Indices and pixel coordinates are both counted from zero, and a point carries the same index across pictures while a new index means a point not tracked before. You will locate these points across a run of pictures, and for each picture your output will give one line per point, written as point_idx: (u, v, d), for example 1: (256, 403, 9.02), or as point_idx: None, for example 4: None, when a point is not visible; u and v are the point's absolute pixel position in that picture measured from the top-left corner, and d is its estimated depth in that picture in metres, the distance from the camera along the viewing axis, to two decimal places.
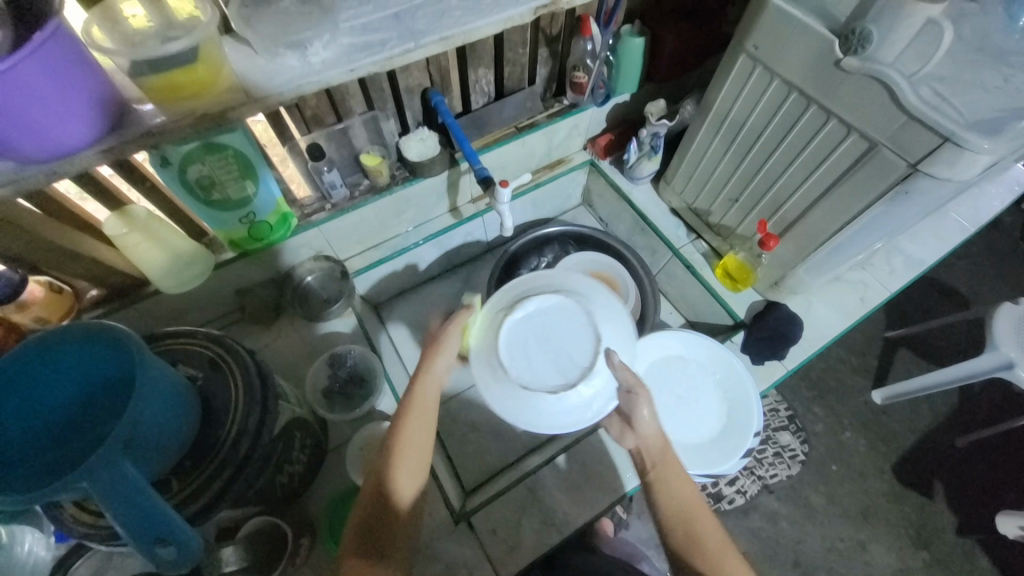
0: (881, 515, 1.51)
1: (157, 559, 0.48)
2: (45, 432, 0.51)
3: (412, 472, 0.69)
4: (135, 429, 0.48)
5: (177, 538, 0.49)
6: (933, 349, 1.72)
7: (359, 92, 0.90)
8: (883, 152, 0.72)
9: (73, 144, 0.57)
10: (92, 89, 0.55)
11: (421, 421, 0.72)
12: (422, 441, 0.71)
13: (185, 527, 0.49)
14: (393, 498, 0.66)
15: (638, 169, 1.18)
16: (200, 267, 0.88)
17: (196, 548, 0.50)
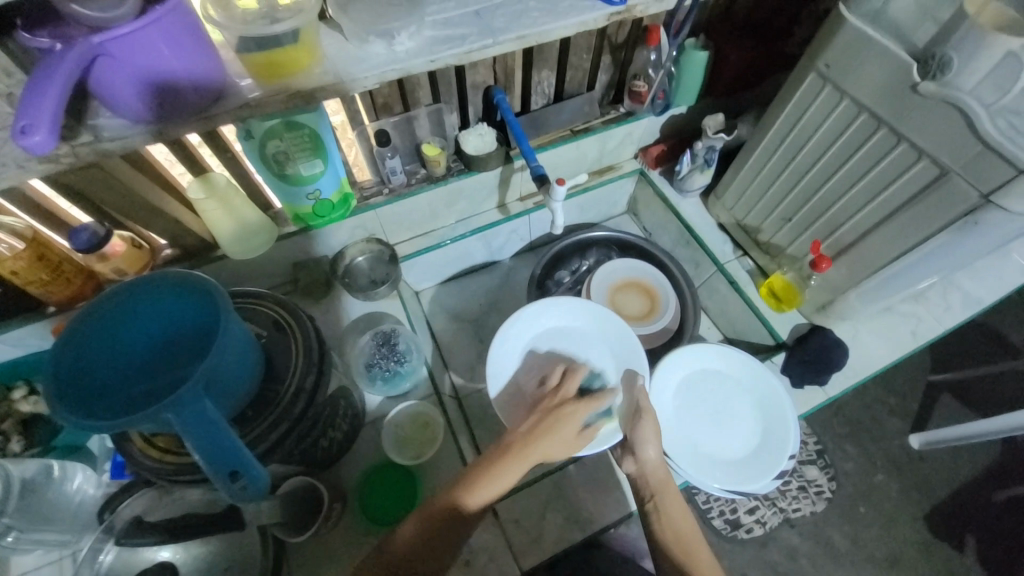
0: (909, 565, 1.44)
1: (231, 490, 0.52)
2: (135, 366, 0.56)
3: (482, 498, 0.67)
4: (217, 370, 0.52)
5: (248, 475, 0.52)
6: (980, 398, 1.64)
7: (428, 84, 0.95)
8: (954, 180, 0.71)
9: (177, 108, 0.62)
10: (204, 65, 0.60)
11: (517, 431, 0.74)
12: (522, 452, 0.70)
13: (254, 464, 0.53)
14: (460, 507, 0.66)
15: (688, 180, 1.18)
16: (265, 237, 0.93)
17: (267, 482, 0.54)
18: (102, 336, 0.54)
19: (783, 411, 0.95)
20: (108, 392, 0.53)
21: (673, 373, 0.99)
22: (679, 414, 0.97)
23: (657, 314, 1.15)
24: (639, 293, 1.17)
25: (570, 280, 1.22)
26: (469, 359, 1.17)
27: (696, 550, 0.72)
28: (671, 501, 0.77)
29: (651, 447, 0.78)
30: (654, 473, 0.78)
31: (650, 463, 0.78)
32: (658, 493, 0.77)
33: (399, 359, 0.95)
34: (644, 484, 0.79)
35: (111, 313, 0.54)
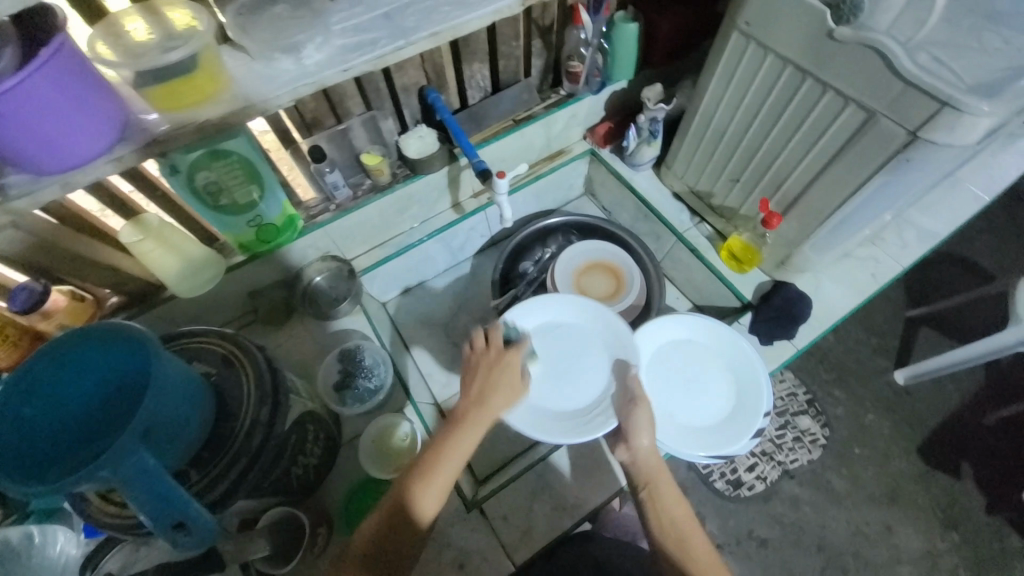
0: (907, 498, 1.48)
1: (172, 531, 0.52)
2: (72, 429, 0.53)
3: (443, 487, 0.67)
4: (155, 420, 0.51)
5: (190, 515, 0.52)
6: (957, 326, 1.67)
7: (357, 93, 0.92)
8: (882, 121, 0.71)
9: (83, 155, 0.60)
10: (101, 105, 0.58)
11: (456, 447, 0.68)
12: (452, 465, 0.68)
13: (195, 504, 0.52)
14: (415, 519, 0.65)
15: (638, 154, 1.18)
16: (213, 271, 0.91)
17: (208, 522, 0.54)
18: (33, 399, 0.52)
19: (753, 373, 0.96)
20: (48, 461, 0.51)
21: (642, 349, 1.00)
22: (654, 387, 0.98)
23: (624, 291, 1.15)
24: (604, 273, 1.17)
25: (535, 270, 1.20)
26: (445, 362, 1.17)
27: (693, 538, 0.72)
28: (665, 490, 0.76)
29: (645, 435, 0.78)
30: (645, 460, 0.78)
31: (643, 451, 0.78)
32: (652, 482, 0.77)
33: (368, 375, 0.94)
34: (637, 474, 0.78)
35: (42, 372, 0.53)
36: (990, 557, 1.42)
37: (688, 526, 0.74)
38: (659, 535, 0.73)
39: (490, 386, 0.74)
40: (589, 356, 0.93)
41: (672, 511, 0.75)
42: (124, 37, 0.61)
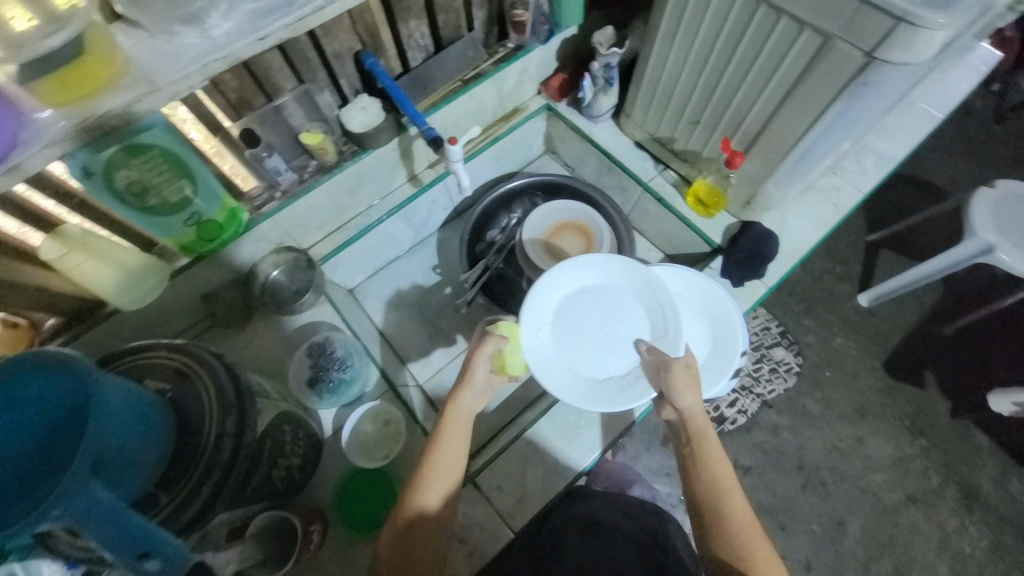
0: (876, 412, 1.57)
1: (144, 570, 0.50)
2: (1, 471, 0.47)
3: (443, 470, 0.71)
4: (104, 449, 0.48)
5: (163, 551, 0.50)
6: (916, 245, 1.73)
7: (284, 65, 0.84)
8: (838, 44, 0.69)
9: None
10: None
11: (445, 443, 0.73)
12: (449, 452, 0.72)
13: (166, 538, 0.50)
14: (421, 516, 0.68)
15: (595, 106, 1.13)
16: (155, 279, 0.84)
17: (184, 553, 0.51)
18: None
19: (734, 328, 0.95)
20: None
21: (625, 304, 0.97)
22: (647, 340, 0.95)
23: (594, 250, 1.13)
24: (574, 232, 1.14)
25: (503, 238, 1.17)
26: (421, 343, 1.15)
27: (731, 500, 0.71)
28: (713, 447, 0.74)
29: (690, 396, 0.76)
30: (694, 417, 0.76)
31: (689, 410, 0.76)
32: (700, 439, 0.75)
33: (341, 367, 0.91)
34: (684, 429, 0.77)
35: None
36: (956, 455, 1.52)
37: (731, 486, 0.72)
38: (700, 492, 0.73)
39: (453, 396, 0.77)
40: (624, 317, 0.87)
41: (719, 469, 0.73)
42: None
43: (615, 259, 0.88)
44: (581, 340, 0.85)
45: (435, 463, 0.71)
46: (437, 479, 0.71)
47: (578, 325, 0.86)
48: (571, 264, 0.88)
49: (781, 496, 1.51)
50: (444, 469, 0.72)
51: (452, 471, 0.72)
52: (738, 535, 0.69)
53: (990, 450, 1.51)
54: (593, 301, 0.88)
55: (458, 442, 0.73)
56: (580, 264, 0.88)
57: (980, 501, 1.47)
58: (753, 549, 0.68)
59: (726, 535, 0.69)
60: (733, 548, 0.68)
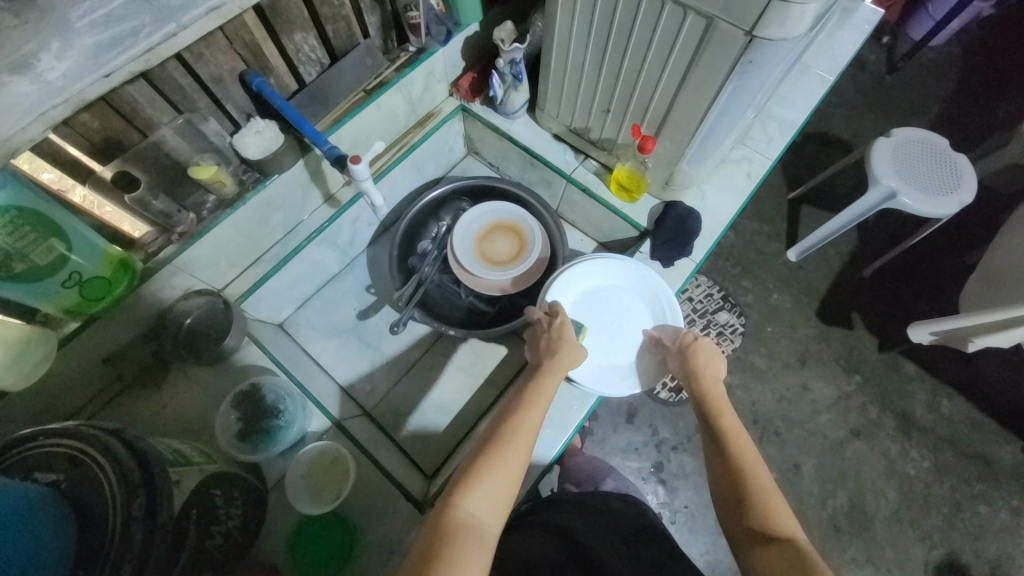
0: (816, 357, 1.68)
1: None
2: None
3: (508, 481, 0.65)
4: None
5: None
6: (831, 197, 1.85)
7: (156, 97, 0.76)
8: (721, 25, 0.70)
9: None
10: None
11: (513, 449, 0.68)
12: (517, 459, 0.67)
13: None
14: (466, 523, 0.59)
15: (508, 102, 1.11)
16: (44, 346, 0.75)
17: None
18: None
19: (674, 316, 0.97)
20: None
21: (600, 301, 1.00)
22: (624, 335, 0.98)
23: (529, 248, 1.12)
24: (506, 233, 1.13)
25: (434, 247, 1.13)
26: (366, 368, 1.11)
27: (736, 440, 0.75)
28: (718, 397, 0.81)
29: (712, 363, 0.85)
30: (704, 372, 0.84)
31: (700, 368, 0.84)
32: (706, 391, 0.82)
33: (275, 412, 0.86)
34: (695, 383, 0.83)
35: None
36: (889, 386, 1.65)
37: (739, 434, 0.76)
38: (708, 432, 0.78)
39: (526, 406, 0.74)
40: (628, 312, 0.99)
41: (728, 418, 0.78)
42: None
43: (627, 262, 1.00)
44: (595, 335, 0.97)
45: (502, 467, 0.66)
46: (499, 485, 0.64)
47: (594, 317, 0.99)
48: (594, 263, 1.00)
49: None
50: (507, 477, 0.65)
51: (512, 486, 0.65)
52: (752, 490, 0.69)
53: (915, 376, 1.66)
54: (605, 297, 1.00)
55: (523, 451, 0.68)
56: (600, 265, 1.01)
57: (915, 425, 1.61)
58: (771, 502, 0.67)
59: (743, 491, 0.69)
60: (751, 502, 0.68)
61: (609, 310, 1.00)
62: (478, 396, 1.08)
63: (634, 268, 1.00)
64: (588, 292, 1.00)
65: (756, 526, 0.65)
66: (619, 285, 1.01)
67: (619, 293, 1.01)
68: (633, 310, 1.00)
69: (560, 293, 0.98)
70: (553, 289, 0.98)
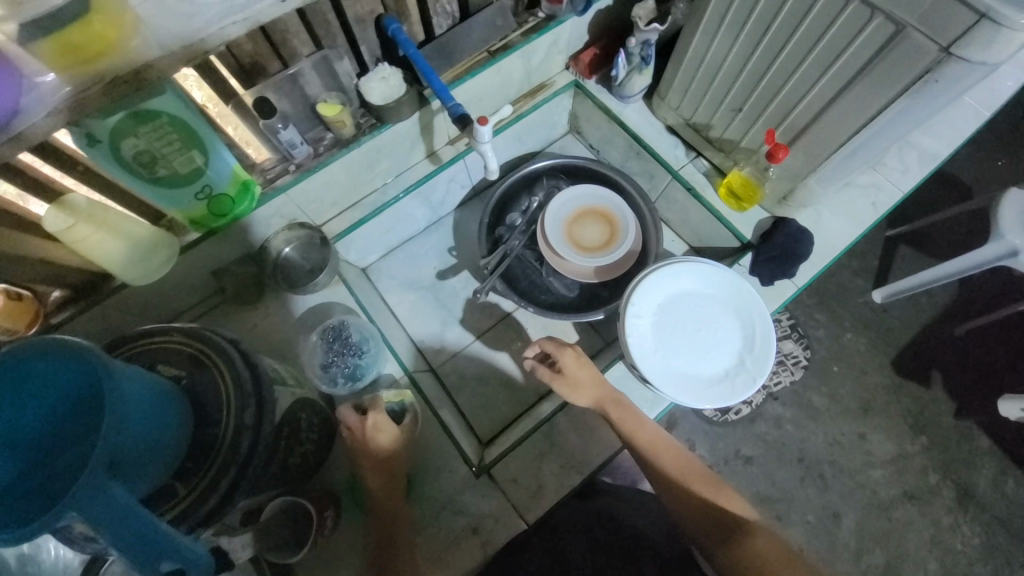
0: (882, 409, 1.56)
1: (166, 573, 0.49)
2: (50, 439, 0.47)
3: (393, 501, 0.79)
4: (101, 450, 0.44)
5: (183, 556, 0.50)
6: (935, 243, 1.68)
7: (301, 27, 0.78)
8: (912, 35, 0.63)
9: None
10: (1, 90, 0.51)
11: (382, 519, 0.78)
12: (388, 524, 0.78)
13: (189, 547, 0.50)
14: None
15: (628, 85, 1.06)
16: (165, 254, 0.81)
17: (205, 559, 0.52)
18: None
19: (764, 339, 0.92)
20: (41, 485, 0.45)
21: (687, 306, 0.95)
22: (705, 346, 0.93)
23: (619, 240, 1.08)
24: (597, 220, 1.10)
25: (523, 222, 1.12)
26: (437, 326, 1.13)
27: (665, 455, 0.81)
28: (638, 428, 0.83)
29: (584, 374, 0.86)
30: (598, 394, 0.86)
31: (582, 391, 0.86)
32: (631, 430, 0.83)
33: (356, 352, 0.89)
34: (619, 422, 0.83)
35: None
36: (956, 455, 1.53)
37: (661, 444, 0.83)
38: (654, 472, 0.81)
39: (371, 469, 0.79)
40: (717, 323, 0.94)
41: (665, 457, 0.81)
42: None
43: (725, 272, 0.95)
44: (678, 338, 0.93)
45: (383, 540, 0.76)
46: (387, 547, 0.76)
47: (680, 321, 0.94)
48: (688, 266, 0.95)
49: (781, 487, 1.51)
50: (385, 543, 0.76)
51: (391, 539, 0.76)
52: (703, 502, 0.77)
53: (987, 451, 1.52)
54: (694, 303, 0.95)
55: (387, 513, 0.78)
56: (695, 269, 0.96)
57: (975, 500, 1.49)
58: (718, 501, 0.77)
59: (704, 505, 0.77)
60: (714, 515, 0.76)
61: (698, 317, 0.94)
62: (541, 378, 1.08)
63: (730, 280, 0.95)
64: (678, 294, 0.95)
65: (700, 496, 0.78)
66: (712, 293, 0.95)
67: (710, 302, 0.95)
68: (723, 322, 0.94)
69: (647, 290, 0.94)
70: (641, 285, 0.94)
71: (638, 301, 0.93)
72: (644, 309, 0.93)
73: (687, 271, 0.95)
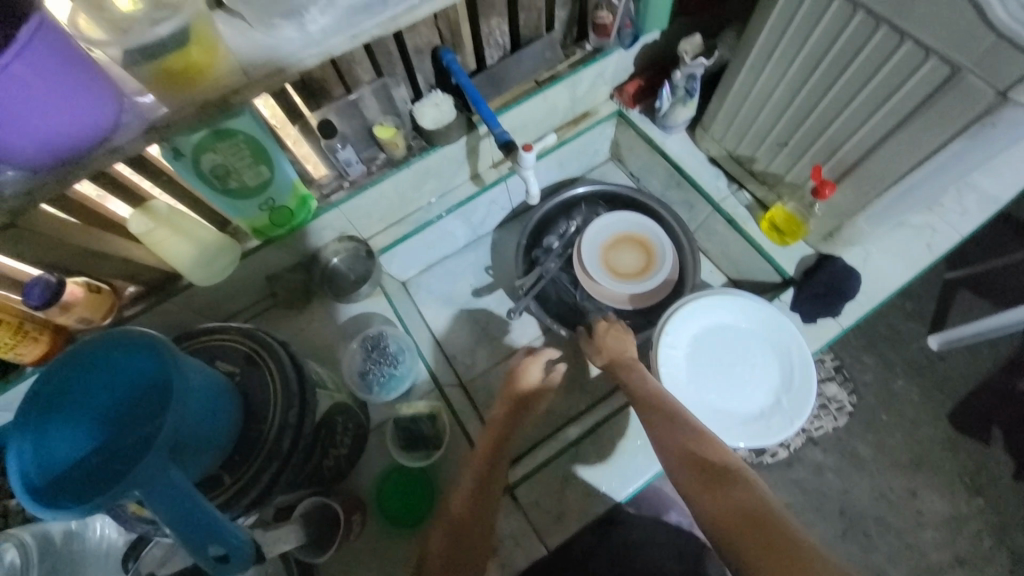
0: (935, 463, 1.45)
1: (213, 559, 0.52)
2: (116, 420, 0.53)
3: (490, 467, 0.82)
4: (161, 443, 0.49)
5: (230, 544, 0.52)
6: (997, 288, 1.57)
7: (365, 57, 0.84)
8: (967, 78, 0.62)
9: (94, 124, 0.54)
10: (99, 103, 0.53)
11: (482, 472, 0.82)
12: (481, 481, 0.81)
13: (235, 532, 0.52)
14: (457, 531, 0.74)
15: (671, 116, 1.07)
16: (227, 259, 0.87)
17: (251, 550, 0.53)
18: (72, 393, 0.53)
19: (804, 380, 0.88)
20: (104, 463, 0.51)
21: (724, 340, 0.93)
22: (740, 383, 0.91)
23: (654, 267, 1.09)
24: (636, 248, 1.11)
25: (561, 246, 1.14)
26: (468, 344, 1.15)
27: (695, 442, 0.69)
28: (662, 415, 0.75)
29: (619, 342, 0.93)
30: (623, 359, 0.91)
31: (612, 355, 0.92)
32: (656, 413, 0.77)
33: (392, 362, 0.91)
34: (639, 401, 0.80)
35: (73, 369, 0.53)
36: (1014, 520, 1.40)
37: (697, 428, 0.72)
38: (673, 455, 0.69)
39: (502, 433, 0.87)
40: (754, 360, 0.92)
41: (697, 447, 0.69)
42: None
43: (766, 308, 0.92)
44: (712, 372, 0.92)
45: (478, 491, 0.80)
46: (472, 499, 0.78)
47: (714, 355, 0.92)
48: (726, 300, 0.94)
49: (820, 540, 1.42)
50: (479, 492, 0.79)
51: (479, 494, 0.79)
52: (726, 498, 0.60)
53: None
54: (731, 338, 0.93)
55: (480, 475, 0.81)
56: (733, 303, 0.94)
57: None
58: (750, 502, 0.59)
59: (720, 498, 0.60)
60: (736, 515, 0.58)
61: (734, 352, 0.92)
62: (569, 403, 1.08)
63: (770, 317, 0.92)
64: (714, 326, 0.94)
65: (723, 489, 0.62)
66: (751, 328, 0.93)
67: (747, 337, 0.93)
68: (761, 359, 0.92)
69: (683, 321, 0.93)
70: (677, 315, 0.93)
71: (672, 331, 0.92)
72: (678, 340, 0.92)
73: (725, 304, 0.94)
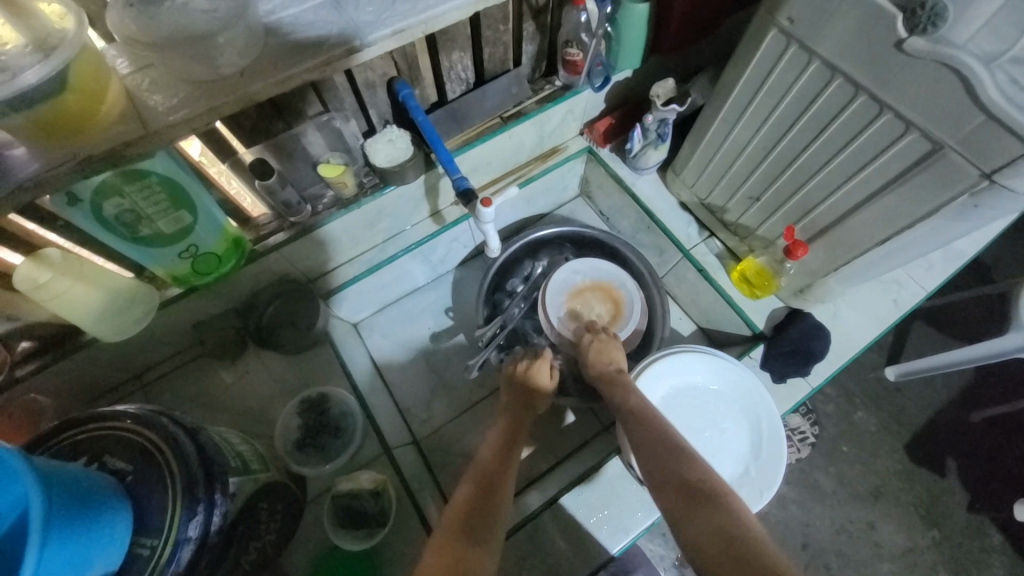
0: (892, 497, 1.46)
1: None
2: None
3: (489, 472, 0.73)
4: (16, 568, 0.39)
5: None
6: (952, 322, 1.59)
7: (307, 91, 0.75)
8: (950, 156, 0.59)
9: None
10: None
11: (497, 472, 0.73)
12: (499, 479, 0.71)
13: None
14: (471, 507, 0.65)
15: (642, 158, 1.03)
16: (143, 307, 0.75)
17: None
18: None
19: (773, 448, 0.85)
20: None
21: (693, 400, 0.89)
22: (709, 447, 0.86)
23: (622, 319, 1.02)
24: (602, 294, 1.04)
25: (525, 289, 1.08)
26: (425, 392, 1.07)
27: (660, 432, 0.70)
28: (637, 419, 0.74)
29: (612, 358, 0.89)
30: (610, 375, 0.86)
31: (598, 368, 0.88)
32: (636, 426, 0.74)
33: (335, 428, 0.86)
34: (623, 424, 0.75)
35: None
36: (967, 552, 1.41)
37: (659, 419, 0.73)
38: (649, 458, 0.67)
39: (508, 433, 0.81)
40: (723, 423, 0.88)
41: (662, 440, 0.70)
42: (37, 16, 0.44)
43: (737, 368, 0.89)
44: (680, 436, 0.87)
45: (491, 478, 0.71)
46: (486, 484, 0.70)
47: (683, 417, 0.88)
48: (697, 358, 0.89)
49: None
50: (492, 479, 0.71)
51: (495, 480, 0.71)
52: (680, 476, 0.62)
53: (1001, 549, 1.40)
54: (701, 399, 0.89)
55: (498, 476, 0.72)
56: (705, 362, 0.90)
57: None
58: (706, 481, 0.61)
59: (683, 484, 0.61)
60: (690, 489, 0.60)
61: (704, 415, 0.88)
62: (531, 458, 1.01)
63: (741, 378, 0.89)
64: (685, 385, 0.89)
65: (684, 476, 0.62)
66: (721, 389, 0.89)
67: (717, 398, 0.89)
68: (730, 422, 0.88)
69: (653, 380, 0.88)
70: (647, 373, 0.88)
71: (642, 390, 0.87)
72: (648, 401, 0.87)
73: (696, 363, 0.89)
